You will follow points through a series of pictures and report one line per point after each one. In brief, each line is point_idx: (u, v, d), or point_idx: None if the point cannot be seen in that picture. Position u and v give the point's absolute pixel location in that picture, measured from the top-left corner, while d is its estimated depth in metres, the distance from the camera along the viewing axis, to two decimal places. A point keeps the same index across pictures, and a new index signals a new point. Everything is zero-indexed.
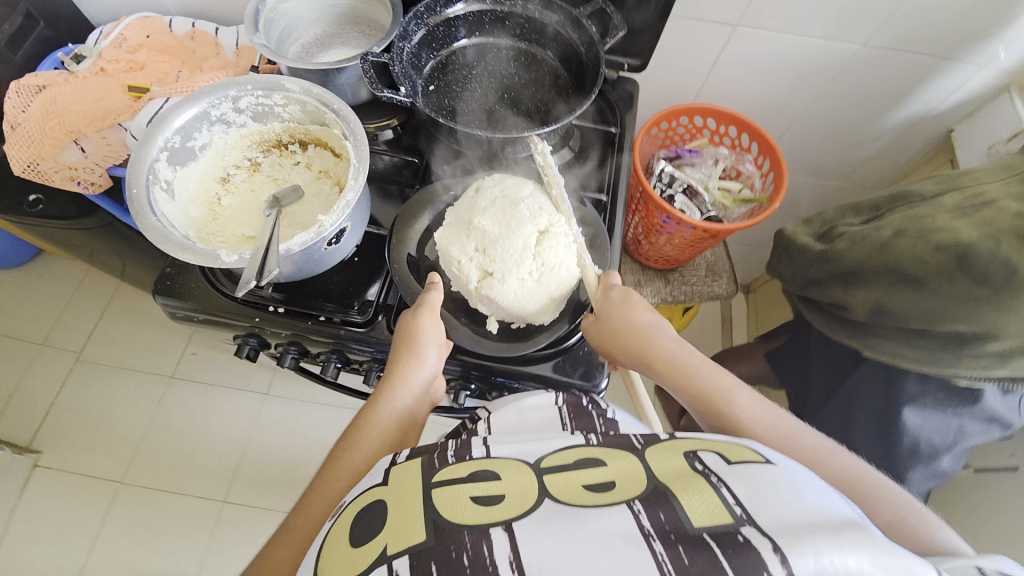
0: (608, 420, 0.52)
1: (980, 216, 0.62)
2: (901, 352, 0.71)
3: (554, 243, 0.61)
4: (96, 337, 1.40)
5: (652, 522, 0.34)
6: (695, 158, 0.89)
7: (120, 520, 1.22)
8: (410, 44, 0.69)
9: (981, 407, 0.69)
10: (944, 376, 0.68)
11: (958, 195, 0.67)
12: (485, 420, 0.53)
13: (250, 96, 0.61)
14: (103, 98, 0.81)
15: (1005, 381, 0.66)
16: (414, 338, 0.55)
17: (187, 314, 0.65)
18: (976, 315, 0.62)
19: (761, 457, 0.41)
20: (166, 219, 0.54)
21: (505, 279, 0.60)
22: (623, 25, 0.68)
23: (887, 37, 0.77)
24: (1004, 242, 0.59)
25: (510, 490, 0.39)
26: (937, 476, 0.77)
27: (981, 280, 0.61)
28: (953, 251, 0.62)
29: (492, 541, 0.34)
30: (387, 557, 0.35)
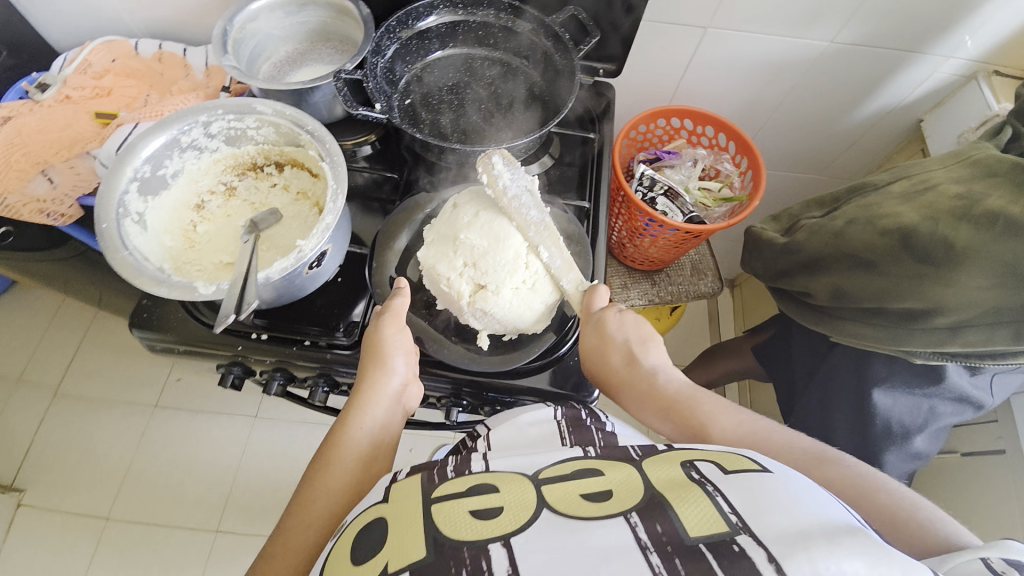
0: (607, 433, 0.51)
1: (921, 201, 0.65)
2: (861, 333, 0.71)
3: (544, 249, 0.60)
4: (75, 369, 1.36)
5: (649, 533, 0.34)
6: (674, 159, 0.89)
7: (109, 556, 1.18)
8: (383, 58, 0.69)
9: (946, 385, 0.70)
10: (903, 355, 0.69)
11: (904, 183, 0.69)
12: (485, 436, 0.52)
13: (222, 120, 0.59)
14: (70, 126, 0.79)
15: (965, 359, 0.65)
16: (380, 348, 0.55)
17: (166, 346, 0.63)
18: (919, 291, 0.63)
19: (759, 465, 0.41)
20: (138, 252, 0.52)
21: (499, 291, 0.59)
22: (596, 32, 0.69)
23: (855, 33, 0.78)
24: (941, 222, 0.62)
25: (509, 502, 0.38)
26: (916, 459, 0.75)
27: (923, 258, 0.63)
28: (896, 234, 0.65)
29: (491, 556, 0.34)
30: (387, 574, 0.34)
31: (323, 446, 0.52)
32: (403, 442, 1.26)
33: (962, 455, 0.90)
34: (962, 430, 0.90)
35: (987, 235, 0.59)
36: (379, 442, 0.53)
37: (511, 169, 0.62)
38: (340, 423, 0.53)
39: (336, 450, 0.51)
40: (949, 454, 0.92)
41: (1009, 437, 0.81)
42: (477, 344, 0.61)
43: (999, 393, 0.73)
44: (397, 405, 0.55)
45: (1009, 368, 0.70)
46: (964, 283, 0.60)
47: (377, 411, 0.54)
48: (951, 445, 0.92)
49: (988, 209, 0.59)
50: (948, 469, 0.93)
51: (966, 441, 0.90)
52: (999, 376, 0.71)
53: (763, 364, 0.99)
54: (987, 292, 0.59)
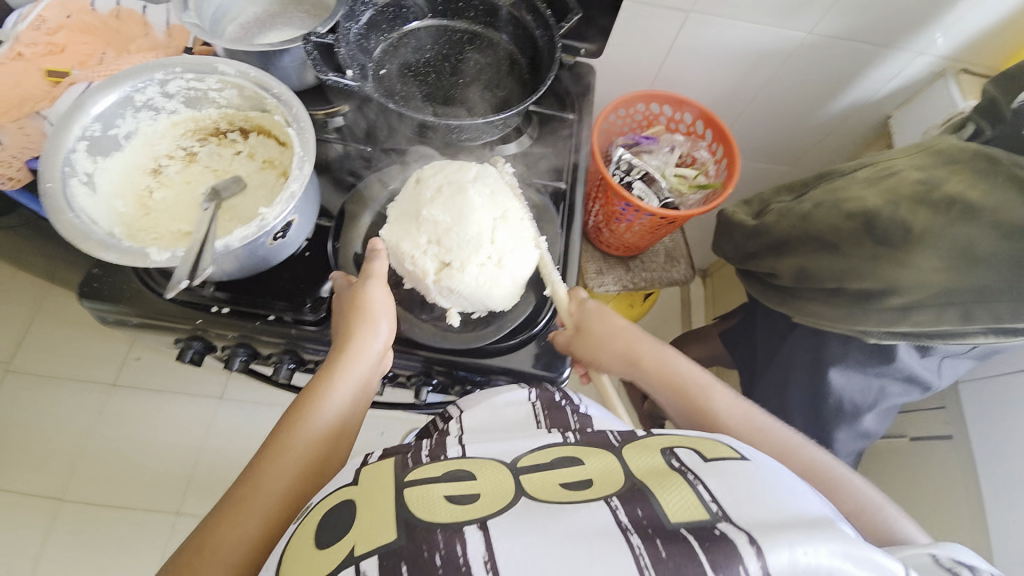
0: (582, 414, 0.52)
1: (884, 185, 0.67)
2: (819, 312, 0.74)
3: (510, 227, 0.60)
4: (26, 345, 1.29)
5: (630, 516, 0.34)
6: (652, 145, 0.89)
7: (63, 538, 1.14)
8: (357, 25, 0.66)
9: (897, 365, 0.72)
10: (858, 334, 0.70)
11: (869, 169, 0.71)
12: (456, 418, 0.52)
13: (179, 79, 0.56)
14: (20, 85, 0.73)
15: (916, 338, 0.66)
16: (365, 310, 0.53)
17: (120, 319, 0.60)
18: (876, 271, 0.65)
19: (736, 453, 0.42)
20: (86, 215, 0.49)
21: (465, 267, 0.58)
22: (579, 9, 0.67)
23: (832, 24, 0.79)
24: (901, 206, 0.64)
25: (485, 489, 0.38)
26: (864, 437, 0.79)
27: (883, 241, 0.65)
28: (860, 217, 0.67)
29: (465, 539, 0.33)
30: (355, 558, 0.33)
31: (296, 404, 0.51)
32: (373, 425, 1.25)
33: (910, 440, 0.94)
34: (911, 416, 0.95)
35: (943, 218, 0.61)
36: (359, 399, 0.53)
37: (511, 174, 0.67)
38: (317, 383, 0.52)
39: (310, 410, 0.50)
40: (899, 438, 0.97)
41: (955, 422, 0.86)
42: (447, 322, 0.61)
43: (946, 375, 0.76)
44: (380, 366, 0.55)
45: (957, 351, 0.72)
46: (918, 265, 0.62)
47: (357, 374, 0.52)
48: (901, 431, 0.97)
49: (945, 194, 0.61)
50: (898, 453, 0.97)
51: (915, 426, 0.94)
52: (947, 360, 0.74)
53: (730, 350, 1.01)
54: (939, 274, 0.61)
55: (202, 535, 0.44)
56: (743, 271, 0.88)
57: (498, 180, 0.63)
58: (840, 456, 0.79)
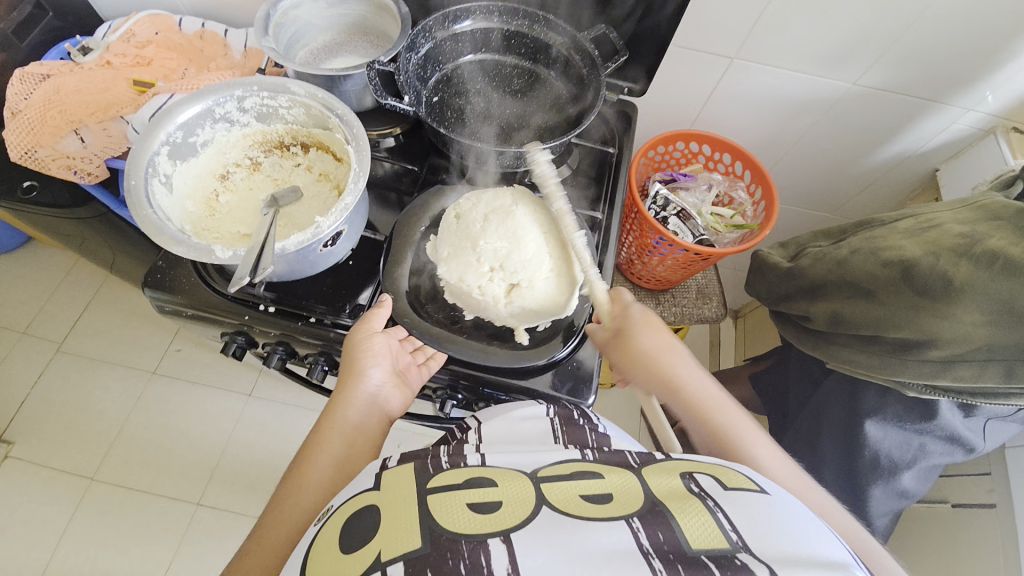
0: (600, 434, 0.51)
1: (925, 236, 0.65)
2: (853, 360, 0.72)
3: (561, 240, 0.65)
4: (79, 329, 1.38)
5: (651, 540, 0.35)
6: (689, 182, 0.91)
7: (88, 517, 1.18)
8: (416, 55, 0.71)
9: (939, 423, 0.69)
10: (896, 386, 0.69)
11: (911, 220, 0.70)
12: (475, 429, 0.52)
13: (255, 96, 0.61)
14: (108, 90, 0.82)
15: (958, 396, 0.65)
16: (354, 355, 0.57)
17: (175, 309, 0.65)
18: (915, 321, 0.64)
19: (756, 485, 0.42)
20: (162, 212, 0.54)
21: (531, 286, 0.61)
22: (625, 51, 0.71)
23: (878, 76, 0.80)
24: (941, 258, 0.62)
25: (506, 497, 0.39)
26: (902, 497, 0.75)
27: (922, 291, 0.63)
28: (898, 266, 0.65)
29: (490, 551, 0.34)
30: (380, 564, 0.34)
31: (300, 453, 0.54)
32: (393, 437, 1.26)
33: (952, 506, 0.89)
34: (953, 481, 0.89)
35: (985, 273, 0.60)
36: (356, 440, 0.55)
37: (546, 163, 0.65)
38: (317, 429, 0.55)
39: (311, 456, 0.53)
40: (940, 504, 0.92)
41: (1000, 491, 0.81)
42: (515, 339, 0.61)
43: (992, 439, 0.73)
44: (374, 408, 0.58)
45: (1002, 414, 0.69)
46: (959, 318, 0.60)
47: (351, 416, 0.56)
48: (942, 496, 0.92)
49: (987, 249, 0.60)
50: (938, 519, 0.92)
51: (957, 492, 0.89)
52: (992, 422, 0.71)
53: (759, 394, 0.98)
54: (981, 329, 0.60)
55: None
56: (776, 313, 0.87)
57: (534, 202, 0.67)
58: (875, 516, 0.75)
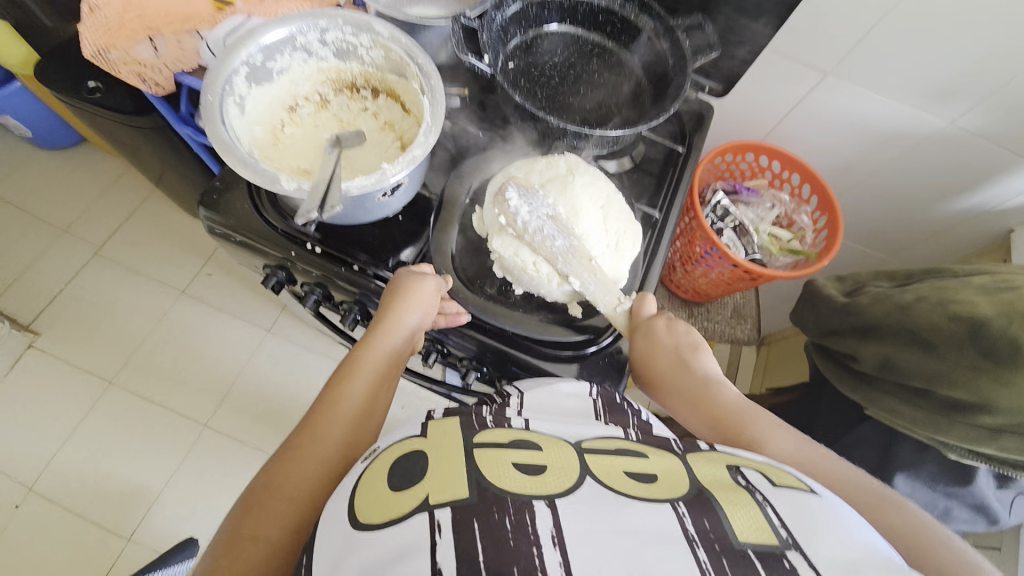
0: (642, 420, 0.51)
1: (1001, 296, 0.62)
2: (898, 411, 0.70)
3: (618, 213, 0.62)
4: (118, 237, 1.41)
5: (696, 527, 0.34)
6: (753, 198, 0.87)
7: (101, 417, 1.23)
8: (502, 16, 0.68)
9: (971, 491, 0.69)
10: (937, 446, 0.69)
11: (986, 277, 0.66)
12: (516, 396, 0.51)
13: (339, 30, 0.60)
14: (187, 3, 0.79)
15: (994, 464, 0.65)
16: (410, 298, 0.55)
17: (224, 233, 0.65)
18: (973, 383, 0.61)
19: (805, 485, 0.40)
20: (233, 132, 0.53)
21: (590, 265, 0.58)
22: (718, 46, 0.67)
23: (978, 120, 0.75)
24: (1015, 321, 0.59)
25: (551, 463, 0.38)
26: None
27: (986, 352, 0.60)
28: (967, 322, 0.62)
29: (535, 513, 0.33)
30: (429, 505, 0.34)
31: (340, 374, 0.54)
32: (399, 396, 1.28)
33: None
34: None
35: None
36: (388, 373, 0.55)
37: (527, 199, 0.59)
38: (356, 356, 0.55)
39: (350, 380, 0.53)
40: None
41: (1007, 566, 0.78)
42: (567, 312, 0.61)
43: (1015, 514, 0.73)
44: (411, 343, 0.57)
45: None
46: (1019, 387, 0.58)
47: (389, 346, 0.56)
48: None
49: None
50: None
51: None
52: (1021, 497, 0.71)
53: None
54: None
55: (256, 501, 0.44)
56: (816, 345, 0.85)
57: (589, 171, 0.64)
58: None
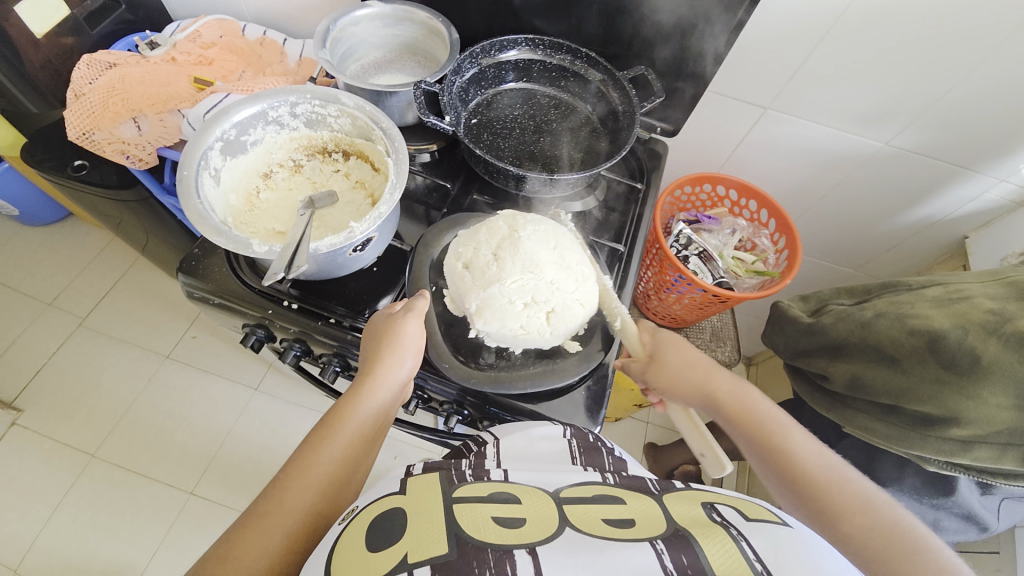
0: (616, 457, 0.53)
1: (953, 308, 0.65)
2: (871, 427, 0.72)
3: (571, 245, 0.64)
4: (103, 307, 1.42)
5: (674, 563, 0.34)
6: (713, 225, 0.92)
7: (83, 493, 1.20)
8: (461, 79, 0.74)
9: (957, 500, 0.70)
10: (915, 460, 0.70)
11: (939, 289, 0.70)
12: (492, 444, 0.53)
13: (308, 103, 0.65)
14: (169, 84, 0.86)
15: (980, 475, 0.65)
16: (401, 342, 0.56)
17: (203, 296, 0.67)
18: (939, 396, 0.63)
19: (777, 517, 0.41)
20: (208, 203, 0.56)
21: (568, 307, 0.61)
22: (661, 92, 0.73)
23: (912, 139, 0.80)
24: (970, 333, 0.61)
25: (529, 514, 0.39)
26: None
27: (948, 365, 0.63)
28: (925, 336, 0.65)
29: (516, 562, 0.34)
30: (407, 565, 0.34)
31: (323, 423, 0.52)
32: (391, 446, 1.26)
33: None
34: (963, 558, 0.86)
35: (1014, 354, 0.59)
36: (373, 427, 0.53)
37: (487, 290, 0.60)
38: (342, 401, 0.53)
39: (334, 429, 0.51)
40: None
41: (1007, 572, 0.78)
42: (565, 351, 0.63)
43: (1006, 520, 0.72)
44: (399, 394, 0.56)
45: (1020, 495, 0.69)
46: (985, 399, 0.60)
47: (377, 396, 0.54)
48: None
49: (1018, 330, 0.59)
50: None
51: None
52: (1008, 503, 0.71)
53: None
54: (1006, 412, 0.59)
55: (213, 562, 0.41)
56: (792, 367, 0.87)
57: (533, 219, 0.65)
58: None
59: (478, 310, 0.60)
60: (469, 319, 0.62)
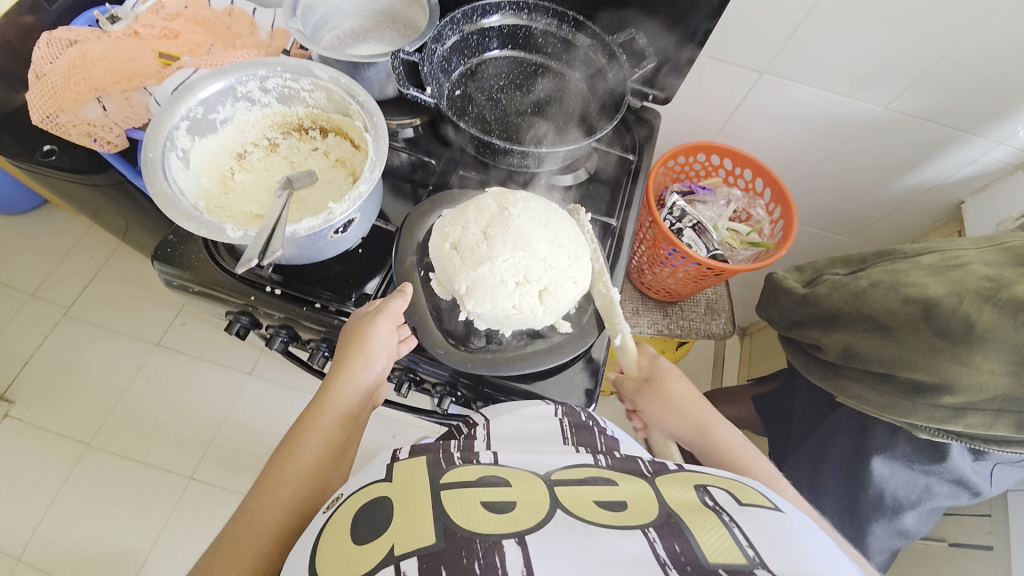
0: (608, 436, 0.52)
1: (948, 275, 0.64)
2: (864, 396, 0.71)
3: (562, 224, 0.63)
4: (87, 296, 1.39)
5: (667, 551, 0.34)
6: (708, 196, 0.90)
7: (81, 483, 1.19)
8: (443, 47, 0.70)
9: (948, 466, 0.70)
10: (907, 427, 0.69)
11: (934, 256, 0.69)
12: (483, 425, 0.52)
13: (279, 77, 0.61)
14: (132, 60, 0.81)
15: (970, 441, 0.65)
16: (365, 342, 0.55)
17: (182, 284, 0.65)
18: (932, 364, 0.63)
19: (769, 502, 0.41)
20: (176, 186, 0.54)
21: (561, 284, 0.59)
22: (653, 58, 0.69)
23: (910, 102, 0.78)
24: (965, 300, 0.61)
25: (521, 498, 0.38)
26: (901, 536, 0.75)
27: (941, 333, 0.62)
28: (919, 304, 0.64)
29: (505, 552, 0.33)
30: (394, 557, 0.34)
31: (293, 435, 0.52)
32: (389, 427, 1.26)
33: (949, 545, 0.87)
34: (954, 521, 0.88)
35: (1008, 321, 0.57)
36: (343, 434, 0.54)
37: (478, 270, 0.58)
38: (311, 412, 0.54)
39: (303, 441, 0.51)
40: (936, 541, 0.90)
41: (998, 533, 0.79)
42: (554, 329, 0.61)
43: (997, 485, 0.73)
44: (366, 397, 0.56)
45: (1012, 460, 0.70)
46: (977, 366, 0.59)
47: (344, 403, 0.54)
48: (940, 533, 0.90)
49: (1013, 297, 0.57)
50: (932, 556, 0.90)
51: (956, 531, 0.87)
52: (999, 468, 0.72)
53: (761, 414, 0.97)
54: (999, 378, 0.58)
55: None
56: (786, 338, 0.86)
57: (523, 197, 0.63)
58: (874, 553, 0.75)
59: (469, 290, 0.58)
60: (458, 301, 0.60)
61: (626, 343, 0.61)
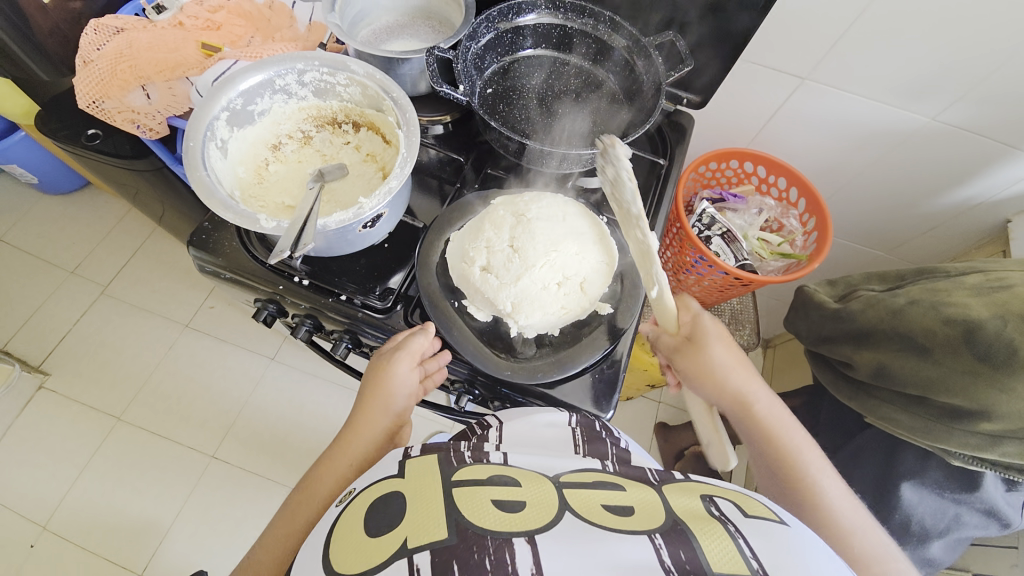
0: (621, 448, 0.51)
1: (994, 297, 0.61)
2: (895, 418, 0.69)
3: (574, 210, 0.63)
4: (124, 276, 1.44)
5: (672, 558, 0.33)
6: (739, 204, 0.88)
7: (110, 454, 1.24)
8: (476, 45, 0.70)
9: (980, 496, 0.67)
10: (941, 453, 0.67)
11: (979, 276, 0.65)
12: (496, 427, 0.52)
13: (316, 71, 0.62)
14: (176, 50, 0.83)
15: (1003, 470, 0.63)
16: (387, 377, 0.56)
17: (214, 270, 0.67)
18: (970, 389, 0.60)
19: (775, 514, 0.40)
20: (215, 175, 0.55)
21: (597, 273, 0.60)
22: (691, 61, 0.68)
23: (959, 114, 0.74)
24: (1010, 324, 0.58)
25: (530, 499, 0.38)
26: (929, 565, 0.72)
27: (982, 357, 0.59)
28: (960, 326, 0.61)
29: (515, 551, 0.33)
30: (407, 550, 0.34)
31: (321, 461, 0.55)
32: None
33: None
34: (981, 552, 0.84)
35: None
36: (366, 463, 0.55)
37: (517, 281, 0.57)
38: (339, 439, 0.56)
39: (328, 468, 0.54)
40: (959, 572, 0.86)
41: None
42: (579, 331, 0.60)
43: None
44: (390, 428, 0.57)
45: None
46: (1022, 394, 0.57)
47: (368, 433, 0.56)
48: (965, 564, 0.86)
49: None
50: None
51: (982, 562, 0.83)
52: None
53: None
54: None
55: None
56: (814, 353, 0.84)
57: (533, 200, 0.62)
58: None
59: (517, 304, 0.57)
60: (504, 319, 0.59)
61: (664, 294, 0.57)
